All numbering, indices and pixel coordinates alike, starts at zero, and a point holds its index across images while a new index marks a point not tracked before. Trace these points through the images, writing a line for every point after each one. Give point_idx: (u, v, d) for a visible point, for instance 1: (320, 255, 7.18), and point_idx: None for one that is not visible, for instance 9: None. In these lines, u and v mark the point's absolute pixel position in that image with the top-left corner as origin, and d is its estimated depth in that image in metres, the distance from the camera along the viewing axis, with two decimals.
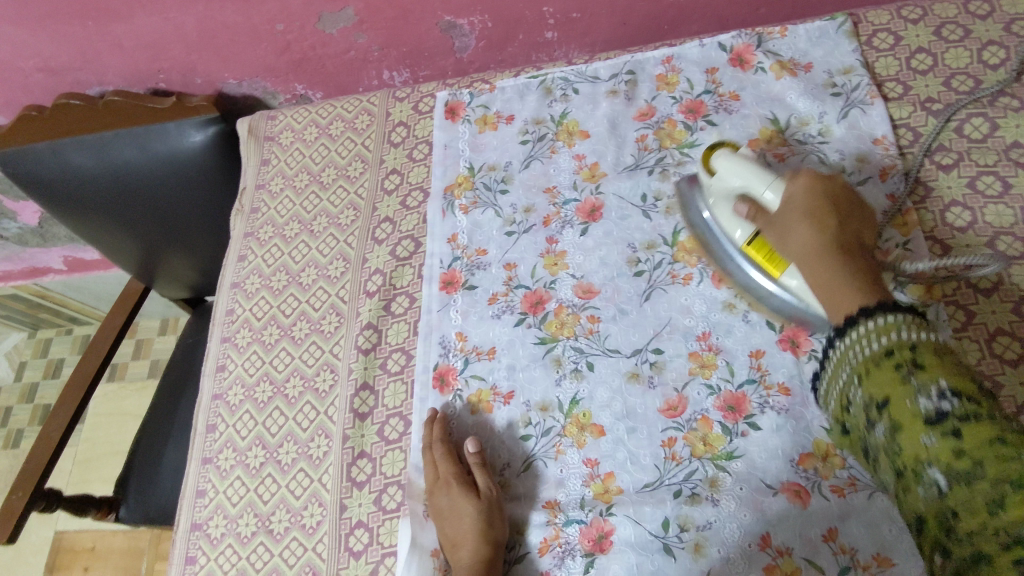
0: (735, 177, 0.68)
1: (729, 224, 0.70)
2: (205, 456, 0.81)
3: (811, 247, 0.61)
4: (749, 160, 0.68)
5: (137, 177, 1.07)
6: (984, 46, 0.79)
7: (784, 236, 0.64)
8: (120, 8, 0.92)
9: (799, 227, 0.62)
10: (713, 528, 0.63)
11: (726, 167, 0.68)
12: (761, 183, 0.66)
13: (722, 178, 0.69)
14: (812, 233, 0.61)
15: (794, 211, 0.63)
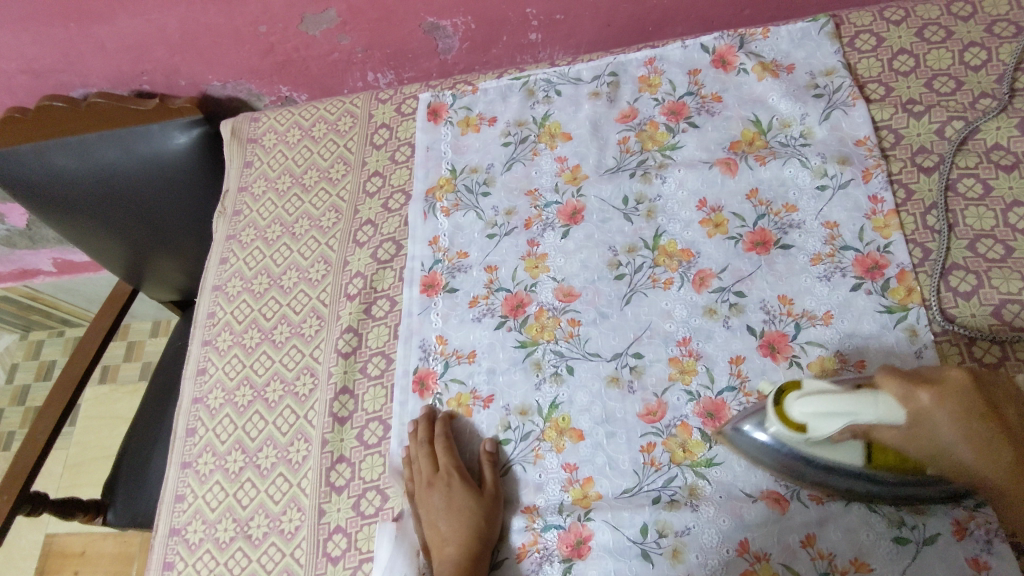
0: (830, 425, 0.53)
1: (793, 418, 0.56)
2: (185, 460, 0.81)
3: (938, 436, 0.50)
4: (830, 390, 0.53)
5: (121, 180, 1.07)
6: (966, 47, 0.78)
7: (925, 440, 0.51)
8: (102, 9, 0.91)
9: (930, 417, 0.50)
10: (691, 533, 0.63)
11: (817, 419, 0.54)
12: (863, 412, 0.51)
13: (815, 428, 0.54)
14: (927, 400, 0.49)
15: (931, 428, 0.50)
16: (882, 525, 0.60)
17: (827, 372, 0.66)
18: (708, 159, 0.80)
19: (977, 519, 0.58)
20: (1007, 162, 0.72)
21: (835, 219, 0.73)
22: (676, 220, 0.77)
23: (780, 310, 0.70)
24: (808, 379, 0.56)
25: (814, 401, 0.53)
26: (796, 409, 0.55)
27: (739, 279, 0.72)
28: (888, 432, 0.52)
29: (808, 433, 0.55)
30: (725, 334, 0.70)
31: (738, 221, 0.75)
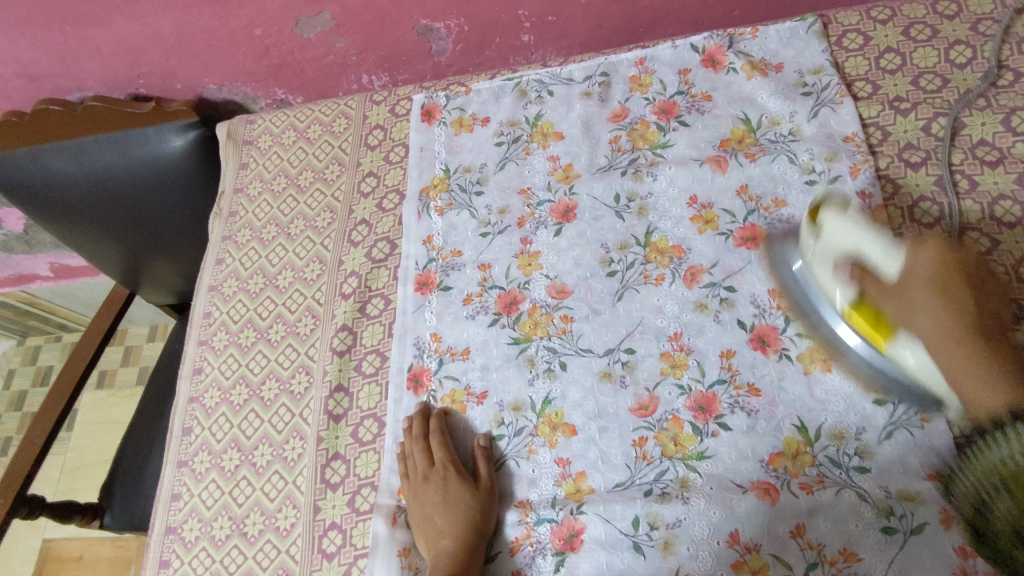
0: (846, 239, 0.60)
1: (828, 286, 0.64)
2: (181, 459, 0.81)
3: (915, 267, 0.58)
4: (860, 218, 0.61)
5: (118, 183, 1.08)
6: (951, 45, 0.80)
7: (925, 335, 0.56)
8: (97, 13, 0.92)
9: (915, 260, 0.58)
10: (682, 526, 0.63)
11: (838, 227, 0.61)
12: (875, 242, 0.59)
13: (832, 239, 0.62)
14: (925, 261, 0.58)
15: (921, 289, 0.57)
16: (871, 515, 0.60)
17: (816, 364, 0.67)
18: (699, 157, 0.80)
19: None
20: (992, 157, 0.72)
21: None
22: (667, 217, 0.78)
23: (770, 304, 0.71)
24: (845, 203, 0.64)
25: (839, 225, 0.61)
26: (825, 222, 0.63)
27: (729, 275, 0.73)
28: (905, 322, 0.58)
29: (826, 238, 0.63)
30: (716, 329, 0.71)
31: (728, 218, 0.76)
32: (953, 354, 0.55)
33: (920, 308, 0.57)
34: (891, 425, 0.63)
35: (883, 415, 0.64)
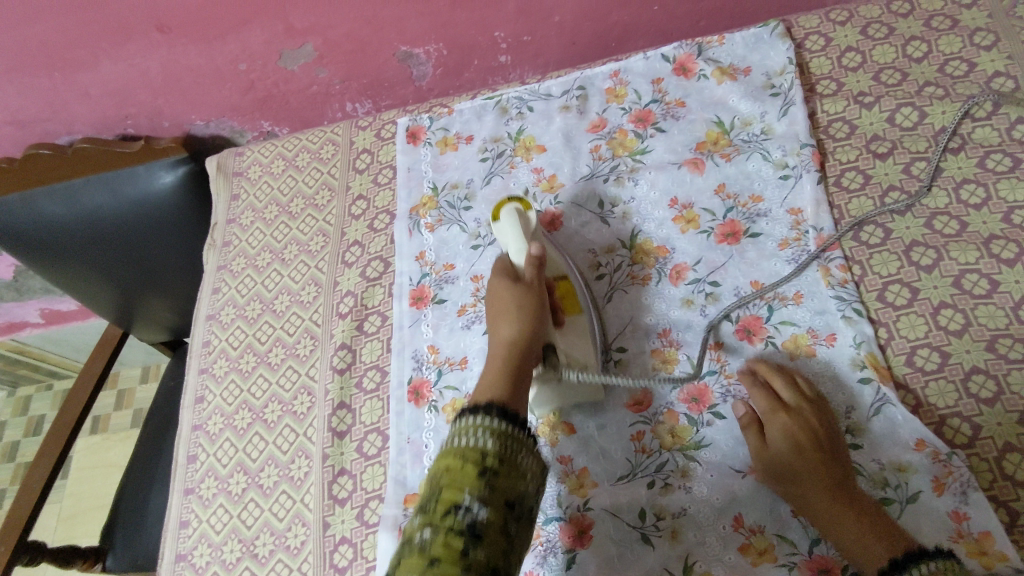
0: (509, 232, 0.74)
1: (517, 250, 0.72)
2: (187, 487, 0.82)
3: (522, 305, 0.66)
4: (520, 225, 0.73)
5: (108, 222, 1.09)
6: (907, 41, 0.84)
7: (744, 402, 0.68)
8: (85, 58, 0.94)
9: (507, 320, 0.66)
10: (687, 514, 0.65)
11: (505, 225, 0.74)
12: (516, 249, 0.72)
13: (502, 233, 0.75)
14: (497, 282, 0.71)
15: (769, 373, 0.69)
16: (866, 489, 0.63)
17: (802, 349, 0.70)
18: (677, 161, 0.83)
19: (954, 472, 0.61)
20: (954, 144, 0.76)
21: (799, 206, 0.77)
22: (650, 219, 0.81)
23: (753, 295, 0.74)
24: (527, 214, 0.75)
25: (508, 224, 0.73)
26: (528, 218, 0.75)
27: (713, 270, 0.76)
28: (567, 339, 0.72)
29: (500, 227, 0.75)
30: (703, 323, 0.74)
31: (709, 216, 0.79)
32: (758, 393, 0.68)
33: (516, 318, 0.66)
34: (879, 401, 0.66)
35: (869, 393, 0.66)
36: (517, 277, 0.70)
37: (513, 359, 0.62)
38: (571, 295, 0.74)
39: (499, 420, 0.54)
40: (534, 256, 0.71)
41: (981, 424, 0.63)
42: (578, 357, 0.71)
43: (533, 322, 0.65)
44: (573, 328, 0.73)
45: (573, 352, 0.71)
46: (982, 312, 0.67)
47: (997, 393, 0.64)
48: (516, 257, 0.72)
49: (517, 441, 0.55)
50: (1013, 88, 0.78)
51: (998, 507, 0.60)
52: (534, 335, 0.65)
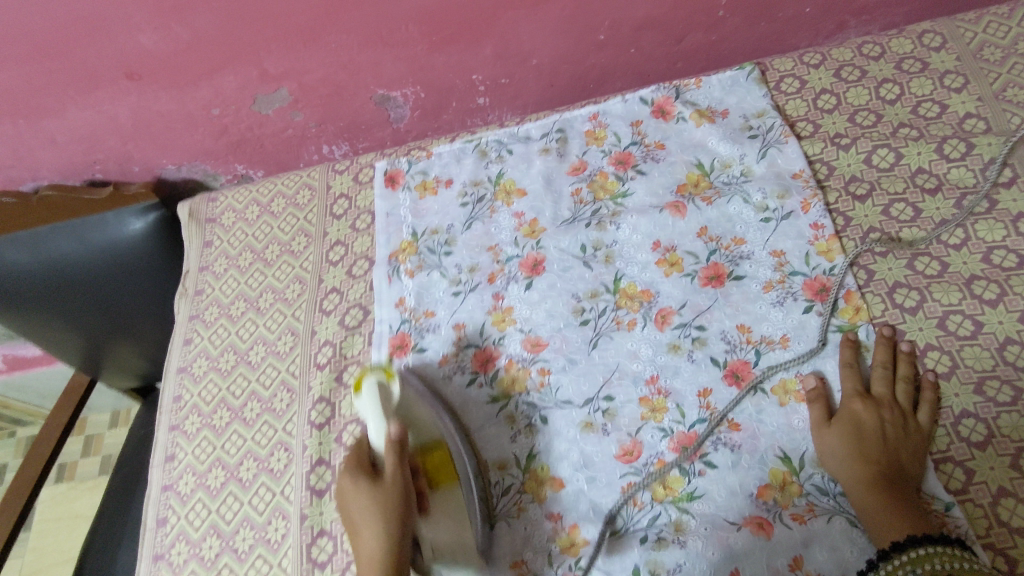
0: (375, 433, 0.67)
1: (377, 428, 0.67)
2: (156, 553, 0.78)
3: (383, 510, 0.61)
4: (382, 404, 0.68)
5: (76, 269, 1.06)
6: (880, 84, 0.86)
7: (837, 466, 0.64)
8: (52, 104, 0.92)
9: (370, 535, 0.60)
10: (683, 570, 0.63)
11: (367, 403, 0.68)
12: (375, 425, 0.67)
13: (365, 407, 0.68)
14: (350, 484, 0.64)
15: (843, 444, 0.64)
16: (865, 541, 0.61)
17: (791, 394, 0.69)
18: (658, 204, 0.83)
19: (948, 524, 0.60)
20: (931, 185, 0.77)
21: (781, 248, 0.77)
22: (634, 263, 0.80)
23: (740, 339, 0.73)
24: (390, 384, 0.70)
25: (366, 402, 0.68)
26: (392, 392, 0.69)
27: (698, 314, 0.75)
28: (434, 524, 0.66)
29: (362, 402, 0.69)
30: (690, 369, 0.72)
31: (692, 259, 0.79)
32: (855, 469, 0.63)
33: (377, 529, 0.60)
34: None
35: None
36: (375, 480, 0.64)
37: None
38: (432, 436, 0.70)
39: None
40: (394, 437, 0.64)
41: (974, 468, 0.63)
42: (446, 545, 0.65)
43: (398, 537, 0.60)
44: (443, 507, 0.67)
45: (438, 540, 0.65)
46: (969, 355, 0.67)
47: (987, 437, 0.63)
48: (377, 437, 0.67)
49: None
50: (985, 129, 0.79)
51: (994, 556, 0.59)
52: (401, 538, 0.61)
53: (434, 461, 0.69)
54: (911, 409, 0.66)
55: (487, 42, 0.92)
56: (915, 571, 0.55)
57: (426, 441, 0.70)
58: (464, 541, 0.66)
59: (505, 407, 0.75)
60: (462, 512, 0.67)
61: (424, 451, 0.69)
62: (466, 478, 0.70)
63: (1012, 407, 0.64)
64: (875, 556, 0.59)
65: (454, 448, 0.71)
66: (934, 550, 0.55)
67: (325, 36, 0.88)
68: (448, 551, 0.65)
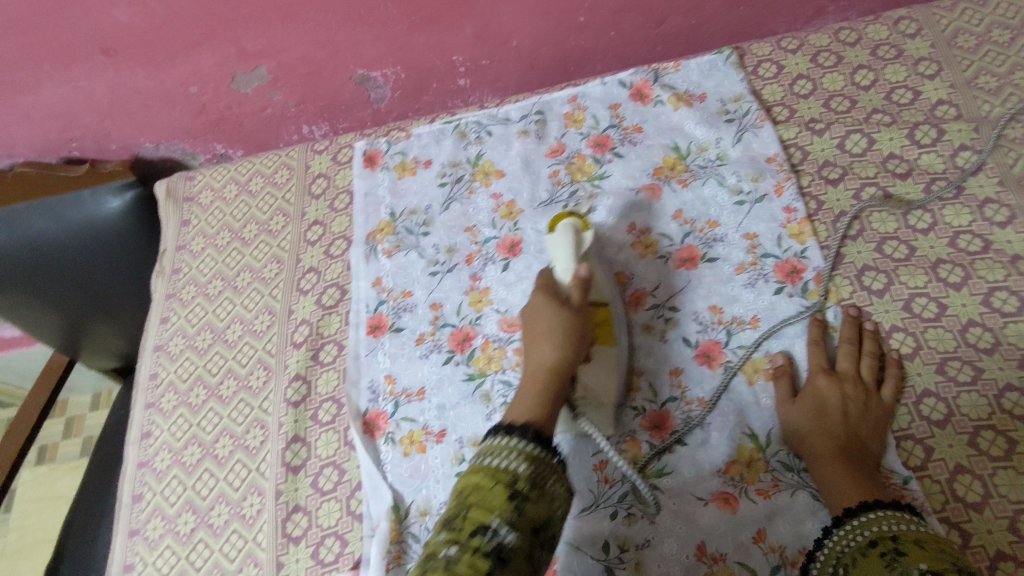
0: (560, 252, 0.68)
1: (564, 259, 0.67)
2: (133, 528, 0.79)
3: (568, 330, 0.62)
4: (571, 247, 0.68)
5: (52, 247, 1.05)
6: (855, 70, 0.87)
7: (800, 441, 0.66)
8: (26, 80, 0.91)
9: (547, 343, 0.61)
10: (651, 545, 0.65)
11: (558, 239, 0.69)
12: (562, 263, 0.67)
13: (553, 245, 0.69)
14: (542, 302, 0.64)
15: (807, 419, 0.66)
16: (826, 515, 0.63)
17: (759, 373, 0.71)
18: (635, 186, 0.84)
19: (905, 497, 0.62)
20: (901, 170, 0.78)
21: (755, 230, 0.78)
22: (610, 245, 0.81)
23: (711, 318, 0.74)
24: (587, 234, 0.70)
25: (562, 240, 0.68)
26: (585, 238, 0.69)
27: (672, 295, 0.76)
28: (592, 369, 0.68)
29: (552, 239, 0.70)
30: (663, 348, 0.73)
31: (666, 241, 0.79)
32: (816, 444, 0.64)
33: (555, 343, 0.61)
34: None
35: None
36: (565, 299, 0.64)
37: (551, 392, 0.59)
38: (609, 322, 0.70)
39: (531, 445, 0.51)
40: (581, 278, 0.65)
41: (933, 446, 0.64)
42: (598, 392, 0.68)
43: (574, 352, 0.61)
44: (603, 358, 0.69)
45: (592, 383, 0.68)
46: (933, 337, 0.69)
47: (947, 415, 0.65)
48: (563, 272, 0.67)
49: (547, 466, 0.51)
50: (956, 116, 0.80)
51: (950, 529, 0.60)
52: (573, 360, 0.61)
53: (601, 315, 0.70)
54: (874, 385, 0.67)
55: (467, 23, 0.91)
56: (862, 534, 0.57)
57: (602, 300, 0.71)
58: (608, 393, 0.69)
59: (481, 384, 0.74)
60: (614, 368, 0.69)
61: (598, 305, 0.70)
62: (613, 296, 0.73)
63: (972, 386, 0.66)
64: (829, 526, 0.61)
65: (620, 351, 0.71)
66: (883, 514, 0.57)
67: (303, 14, 0.87)
68: (597, 399, 0.68)
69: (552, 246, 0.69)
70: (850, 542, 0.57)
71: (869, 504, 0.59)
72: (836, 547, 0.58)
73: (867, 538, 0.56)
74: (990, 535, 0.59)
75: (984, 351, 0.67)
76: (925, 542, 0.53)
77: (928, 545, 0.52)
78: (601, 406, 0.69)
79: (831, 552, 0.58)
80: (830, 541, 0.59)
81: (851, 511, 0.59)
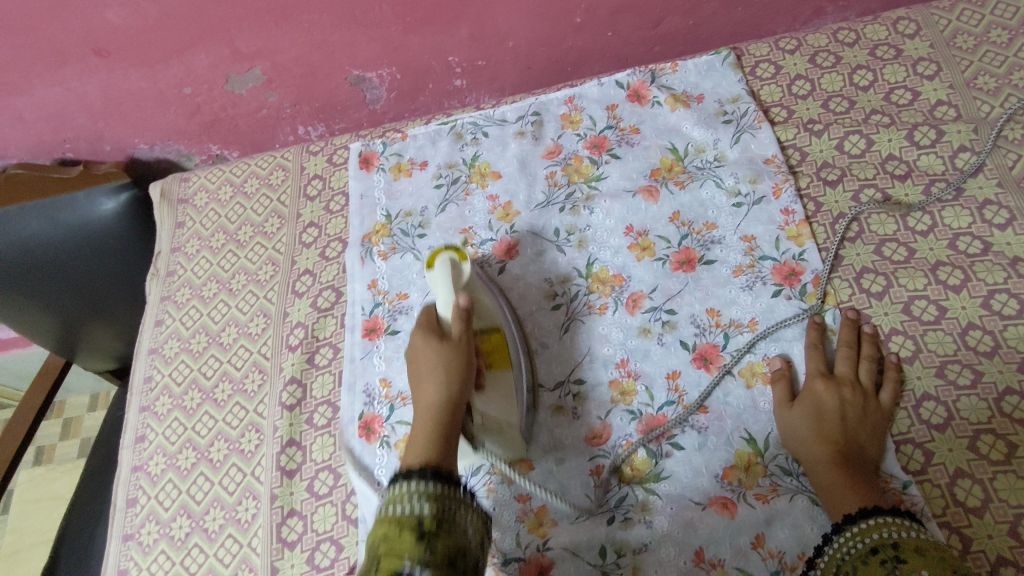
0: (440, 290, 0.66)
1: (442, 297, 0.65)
2: (127, 533, 0.78)
3: (450, 368, 0.60)
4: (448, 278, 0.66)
5: (47, 249, 1.04)
6: (854, 70, 0.86)
7: (797, 446, 0.65)
8: (18, 81, 0.90)
9: (429, 383, 0.60)
10: (648, 550, 0.64)
11: (437, 273, 0.66)
12: (441, 297, 0.65)
13: (433, 278, 0.67)
14: (421, 346, 0.62)
15: (804, 423, 0.65)
16: (824, 519, 0.62)
17: (757, 376, 0.70)
18: (632, 188, 0.83)
19: (905, 502, 0.62)
20: (900, 171, 0.78)
21: (752, 233, 0.77)
22: (606, 247, 0.80)
23: (709, 322, 0.73)
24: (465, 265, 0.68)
25: (440, 275, 0.66)
26: (463, 270, 0.67)
27: (669, 298, 0.75)
28: (486, 398, 0.66)
29: (432, 272, 0.67)
30: (660, 352, 0.73)
31: (663, 244, 0.79)
32: (815, 449, 0.64)
33: (440, 380, 0.59)
34: None
35: None
36: (443, 335, 0.63)
37: (444, 425, 0.57)
38: (502, 344, 0.69)
39: (435, 483, 0.50)
40: (461, 308, 0.63)
41: (933, 450, 0.64)
42: (495, 416, 0.66)
43: (459, 384, 0.59)
44: (495, 384, 0.67)
45: (488, 409, 0.66)
46: (932, 339, 0.68)
47: (947, 419, 0.65)
48: (444, 307, 0.65)
49: (455, 499, 0.51)
50: (955, 117, 0.80)
51: (950, 535, 0.60)
52: (459, 396, 0.59)
53: (493, 341, 0.68)
54: (872, 389, 0.67)
55: (463, 23, 0.91)
56: (862, 542, 0.57)
57: (488, 325, 0.69)
58: (512, 423, 0.68)
59: None
60: (509, 394, 0.68)
61: (487, 333, 0.68)
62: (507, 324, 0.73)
63: (971, 390, 0.65)
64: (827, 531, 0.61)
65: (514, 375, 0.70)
66: (882, 520, 0.57)
67: (297, 15, 0.86)
68: (496, 423, 0.66)
69: (433, 281, 0.67)
70: (849, 550, 0.57)
71: (867, 509, 0.58)
72: (836, 554, 0.58)
73: (867, 546, 0.56)
74: (990, 541, 0.59)
75: (984, 355, 0.66)
76: (926, 550, 0.53)
77: (929, 554, 0.52)
78: (503, 429, 0.67)
79: (830, 559, 0.58)
80: (828, 548, 0.59)
81: (849, 517, 0.59)
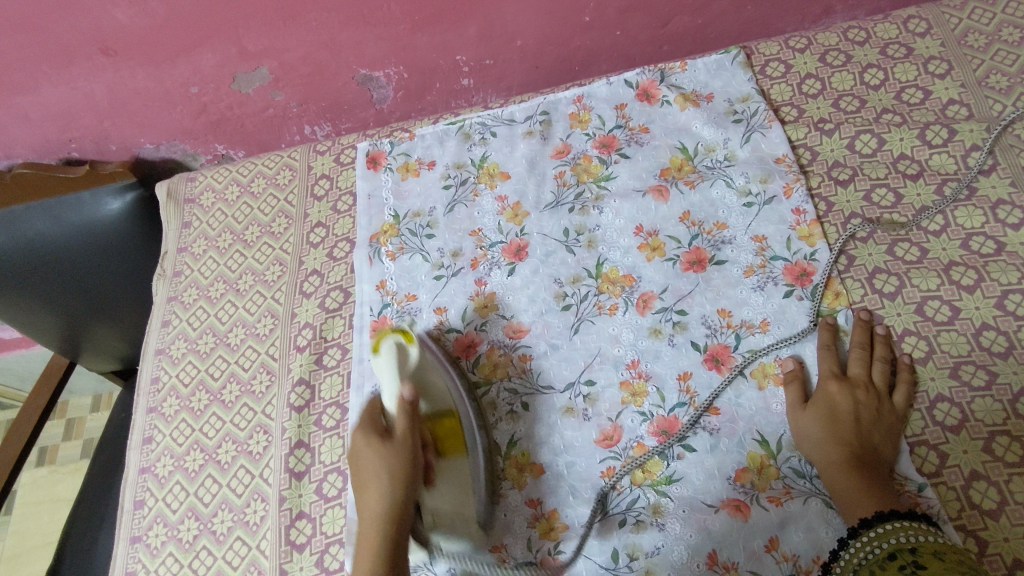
0: (386, 379, 0.66)
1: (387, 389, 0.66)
2: (134, 535, 0.78)
3: (393, 473, 0.61)
4: (392, 370, 0.66)
5: (52, 249, 1.04)
6: (864, 69, 0.86)
7: (811, 449, 0.65)
8: (24, 80, 0.89)
9: (373, 491, 0.61)
10: (661, 553, 0.64)
11: (383, 362, 0.67)
12: (387, 382, 0.66)
13: (379, 367, 0.67)
14: (366, 440, 0.64)
15: (817, 426, 0.65)
16: (839, 521, 0.62)
17: (769, 377, 0.70)
18: (641, 187, 0.83)
19: (920, 504, 0.61)
20: (912, 171, 0.77)
21: (763, 233, 0.77)
22: (616, 247, 0.80)
23: (720, 323, 0.73)
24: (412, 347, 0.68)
25: (385, 361, 0.67)
26: (409, 354, 0.67)
27: (680, 299, 0.75)
28: (437, 490, 0.66)
29: (377, 360, 0.68)
30: (671, 353, 0.72)
31: (674, 244, 0.78)
32: (829, 452, 0.63)
33: (383, 492, 0.61)
34: None
35: None
36: (387, 436, 0.64)
37: (390, 539, 0.59)
38: (455, 429, 0.69)
39: None
40: (405, 400, 0.64)
41: (948, 452, 0.63)
42: (447, 513, 0.66)
43: (402, 496, 0.61)
44: (449, 472, 0.67)
45: (440, 505, 0.66)
46: (946, 340, 0.68)
47: (962, 420, 0.64)
48: (390, 399, 0.66)
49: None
50: (967, 116, 0.79)
51: (966, 538, 0.59)
52: (403, 505, 0.61)
53: (445, 427, 0.68)
54: (886, 390, 0.66)
55: (471, 22, 0.90)
56: (879, 547, 0.56)
57: (440, 409, 0.69)
58: (463, 513, 0.67)
59: (486, 393, 0.75)
60: (466, 486, 0.67)
61: (437, 417, 0.69)
62: (460, 403, 0.72)
63: (986, 391, 0.65)
64: (843, 536, 0.61)
65: (472, 461, 0.69)
66: (899, 525, 0.57)
67: (305, 13, 0.86)
68: (448, 521, 0.66)
69: (381, 366, 0.67)
70: (867, 555, 0.57)
71: (884, 513, 0.58)
72: (853, 559, 0.58)
73: (884, 551, 0.56)
74: (1007, 544, 0.58)
75: (998, 356, 0.66)
76: (944, 554, 0.53)
77: (947, 558, 0.52)
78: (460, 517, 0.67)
79: (848, 564, 0.58)
80: (846, 554, 0.59)
81: (865, 522, 0.58)
